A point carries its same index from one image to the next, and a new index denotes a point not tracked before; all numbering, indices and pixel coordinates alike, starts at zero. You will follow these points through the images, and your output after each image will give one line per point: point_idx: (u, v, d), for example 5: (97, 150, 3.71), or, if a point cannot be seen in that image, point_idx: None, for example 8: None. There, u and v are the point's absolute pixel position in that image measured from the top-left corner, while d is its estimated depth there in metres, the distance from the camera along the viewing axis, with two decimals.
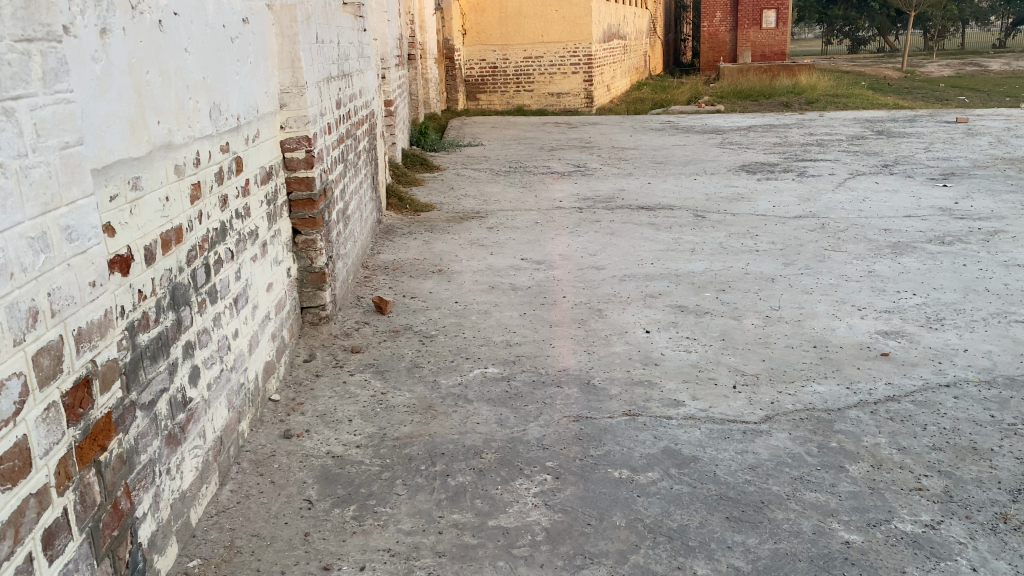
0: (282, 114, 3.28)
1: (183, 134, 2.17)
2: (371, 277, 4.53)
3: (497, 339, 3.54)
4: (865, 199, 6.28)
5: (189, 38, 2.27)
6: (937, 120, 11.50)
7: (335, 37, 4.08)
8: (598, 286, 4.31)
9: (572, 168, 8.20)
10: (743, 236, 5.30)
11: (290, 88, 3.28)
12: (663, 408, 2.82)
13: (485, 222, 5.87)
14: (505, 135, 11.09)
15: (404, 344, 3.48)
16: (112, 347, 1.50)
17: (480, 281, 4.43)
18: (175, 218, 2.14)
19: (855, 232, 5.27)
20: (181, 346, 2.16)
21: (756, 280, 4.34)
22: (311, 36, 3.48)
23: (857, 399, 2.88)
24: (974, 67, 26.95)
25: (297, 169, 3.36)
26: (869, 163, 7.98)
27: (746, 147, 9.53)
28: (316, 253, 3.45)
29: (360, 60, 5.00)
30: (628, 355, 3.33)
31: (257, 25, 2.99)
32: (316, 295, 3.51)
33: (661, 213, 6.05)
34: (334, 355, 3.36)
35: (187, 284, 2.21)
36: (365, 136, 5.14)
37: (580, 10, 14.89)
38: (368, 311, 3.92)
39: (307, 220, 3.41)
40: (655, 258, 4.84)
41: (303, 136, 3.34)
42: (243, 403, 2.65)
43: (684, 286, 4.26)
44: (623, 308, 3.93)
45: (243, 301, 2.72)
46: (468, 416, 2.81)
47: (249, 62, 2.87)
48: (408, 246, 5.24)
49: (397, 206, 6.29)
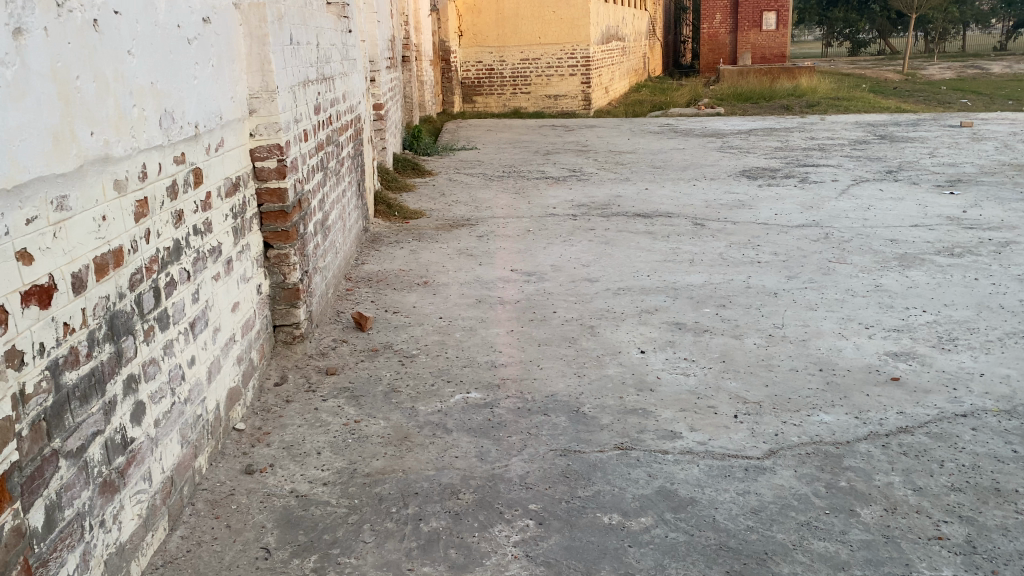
0: (251, 120, 3.07)
1: (123, 145, 1.96)
2: (353, 290, 4.31)
3: (482, 359, 3.32)
4: (870, 207, 6.07)
5: (135, 39, 2.07)
6: (941, 124, 11.29)
7: (314, 38, 3.87)
8: (591, 300, 4.10)
9: (568, 173, 8.00)
10: (744, 246, 5.09)
11: (260, 93, 3.06)
12: (658, 440, 2.61)
13: (475, 230, 5.66)
14: (501, 138, 10.89)
15: (382, 365, 3.27)
16: (4, 405, 1.45)
17: (467, 294, 4.21)
18: (114, 239, 1.93)
19: (860, 243, 5.06)
20: (121, 380, 1.95)
21: (757, 295, 4.13)
22: (284, 37, 3.27)
23: (868, 430, 2.66)
24: (975, 71, 26.78)
25: (268, 180, 3.14)
26: (872, 168, 7.76)
27: (747, 151, 9.32)
28: (289, 268, 3.25)
29: (344, 63, 4.78)
30: (621, 379, 3.11)
31: (220, 25, 2.78)
32: (290, 312, 3.30)
33: (659, 221, 5.84)
34: (307, 377, 3.15)
35: (130, 312, 2.00)
36: (349, 141, 4.93)
37: (578, 11, 14.69)
38: (348, 327, 3.71)
39: (279, 233, 3.20)
40: (651, 269, 4.63)
41: (275, 144, 3.12)
42: (200, 436, 2.43)
43: (681, 301, 4.05)
44: (617, 325, 3.72)
45: (202, 324, 2.50)
46: (447, 448, 2.59)
47: (211, 64, 2.66)
48: (394, 256, 5.03)
49: (385, 213, 6.07)
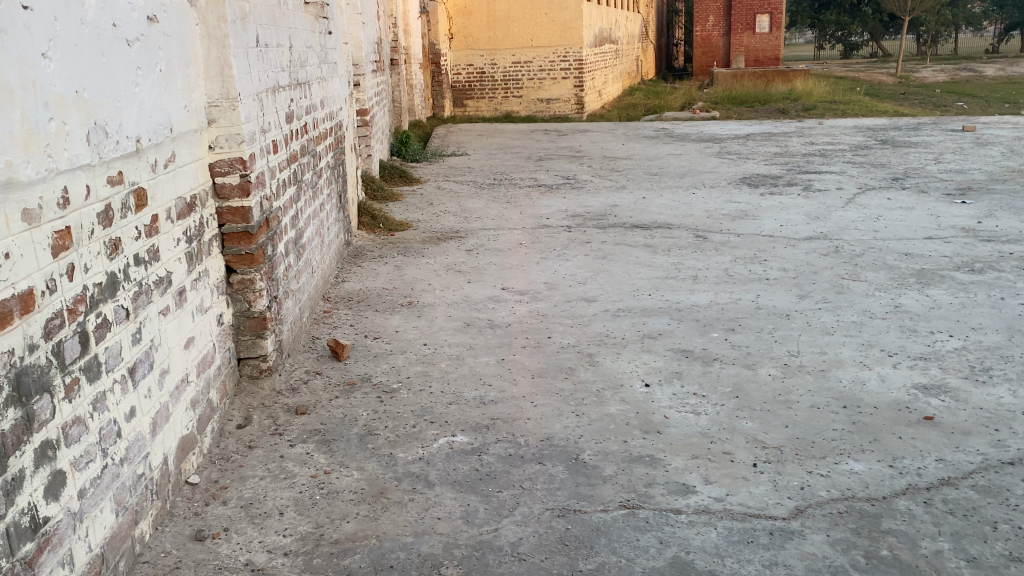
0: (210, 131, 2.75)
1: (33, 165, 1.64)
2: (331, 312, 3.98)
3: (470, 394, 3.00)
4: (879, 218, 5.77)
5: (52, 39, 1.74)
6: (943, 128, 11.03)
7: (286, 40, 3.54)
8: (588, 323, 3.78)
9: (562, 180, 7.68)
10: (750, 261, 4.78)
11: (220, 101, 2.73)
12: (669, 497, 2.29)
13: (464, 244, 5.33)
14: (492, 143, 10.58)
15: (358, 403, 2.94)
16: None
17: (455, 317, 3.89)
18: (22, 280, 1.61)
19: (873, 258, 4.76)
20: (32, 449, 1.62)
21: (768, 317, 3.82)
22: (250, 39, 2.94)
23: (905, 483, 2.35)
24: (969, 73, 26.64)
25: (230, 198, 2.82)
26: (878, 175, 7.47)
27: (745, 157, 9.02)
28: (255, 295, 2.92)
29: (322, 66, 4.45)
30: (625, 418, 2.79)
31: (170, 24, 2.45)
32: (256, 344, 2.97)
33: (658, 233, 5.53)
34: (274, 418, 2.83)
35: (44, 366, 1.68)
36: (329, 150, 4.61)
37: (570, 13, 14.40)
38: (322, 356, 3.38)
39: (243, 256, 2.88)
40: (653, 287, 4.32)
41: (237, 158, 2.79)
42: (142, 499, 2.11)
43: (687, 324, 3.74)
44: (617, 353, 3.40)
45: (144, 369, 2.18)
46: (428, 507, 2.27)
47: (158, 69, 2.33)
48: (377, 272, 4.70)
49: (369, 225, 5.74)
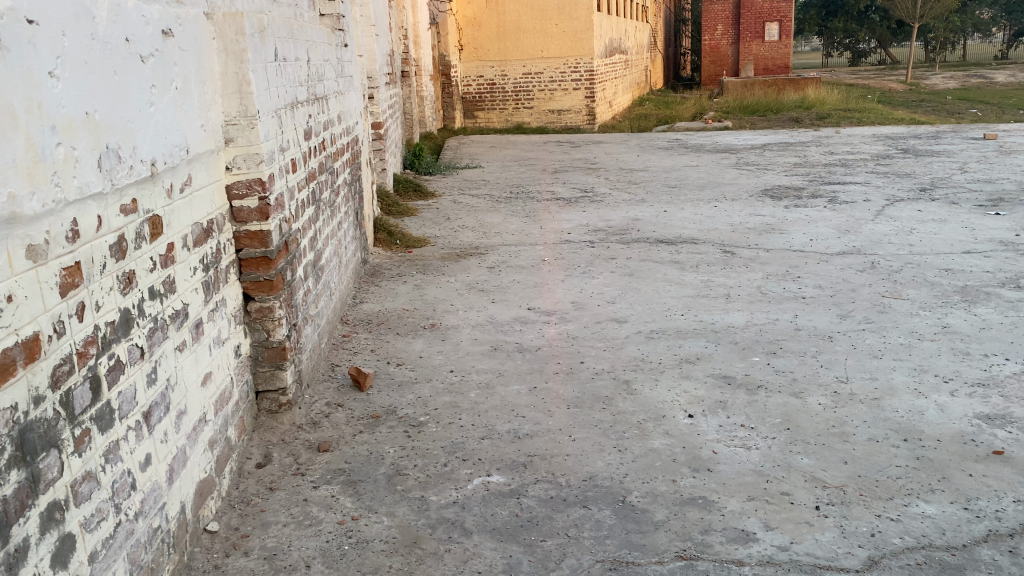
0: (228, 151, 2.59)
1: (39, 197, 1.47)
2: (350, 336, 3.81)
3: (503, 427, 2.83)
4: (912, 231, 5.58)
5: (60, 56, 1.57)
6: (964, 137, 10.82)
7: (303, 54, 3.39)
8: (622, 346, 3.60)
9: (579, 193, 7.52)
10: (783, 277, 4.60)
11: (238, 119, 2.57)
12: (728, 546, 2.12)
13: (484, 261, 5.16)
14: (505, 155, 10.43)
15: (383, 438, 2.77)
16: None
17: (480, 340, 3.71)
18: (26, 326, 1.44)
19: (912, 274, 4.57)
20: (39, 513, 1.45)
21: (811, 339, 3.64)
22: (268, 54, 2.78)
23: (985, 528, 2.16)
24: (982, 79, 26.44)
25: (248, 222, 2.66)
26: (904, 186, 7.27)
27: (765, 167, 8.84)
28: (274, 324, 2.75)
29: (339, 80, 4.30)
30: (671, 455, 2.61)
31: (186, 37, 2.29)
32: (275, 375, 2.80)
33: (684, 247, 5.35)
34: (296, 456, 2.65)
35: (51, 421, 1.51)
36: (346, 166, 4.45)
37: (581, 23, 14.26)
38: (344, 386, 3.21)
39: (261, 283, 2.71)
40: (685, 307, 4.14)
41: (256, 179, 2.63)
42: (158, 555, 1.93)
43: (725, 347, 3.56)
44: (655, 379, 3.22)
45: (160, 411, 2.00)
46: (468, 559, 2.10)
47: (174, 87, 2.17)
48: (396, 292, 4.53)
49: (386, 241, 5.58)
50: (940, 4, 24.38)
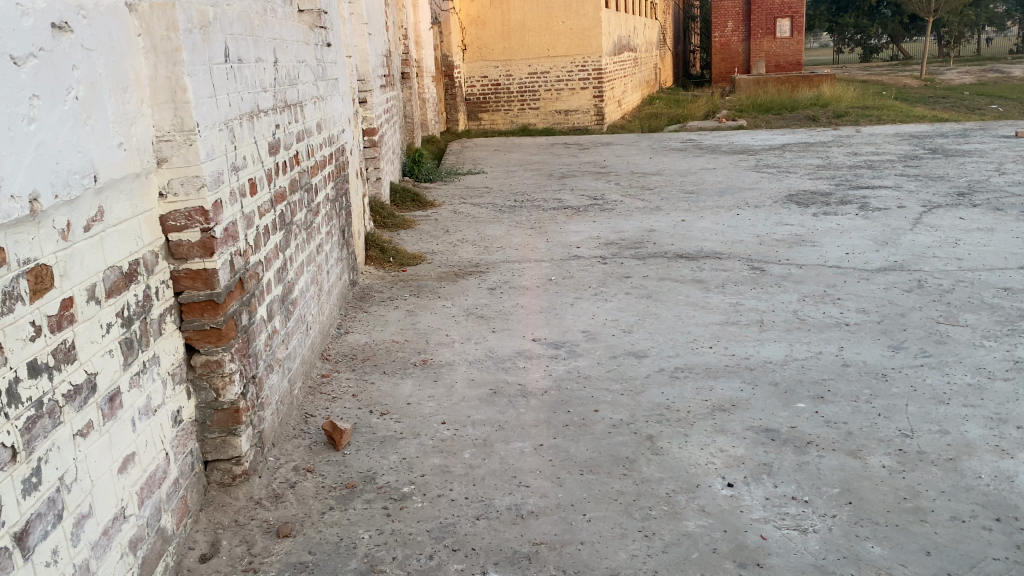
0: (161, 173, 2.11)
1: None
2: (330, 376, 3.33)
3: (505, 501, 2.34)
4: (958, 242, 5.06)
5: None
6: (995, 135, 10.26)
7: (269, 55, 2.90)
8: (642, 388, 3.11)
9: (589, 201, 7.02)
10: (820, 299, 4.10)
11: (172, 134, 2.09)
12: None
13: (486, 281, 4.68)
14: (511, 159, 9.94)
15: (357, 518, 2.28)
16: None
17: (479, 381, 3.23)
18: None
19: (967, 294, 4.06)
20: None
21: (861, 377, 3.15)
22: (215, 53, 2.30)
23: None
24: (999, 74, 25.79)
25: (189, 259, 2.17)
26: (940, 191, 6.74)
27: (786, 170, 8.32)
28: (224, 381, 2.28)
29: (319, 83, 3.82)
30: (710, 542, 2.13)
31: (94, 33, 1.81)
32: (227, 442, 2.32)
33: (707, 264, 4.86)
34: (249, 545, 2.17)
35: None
36: (329, 179, 3.97)
37: (589, 20, 13.76)
38: (317, 445, 2.72)
39: (207, 332, 2.23)
40: (713, 337, 3.64)
41: (197, 207, 2.15)
42: None
43: (763, 389, 3.07)
44: (684, 434, 2.73)
45: (46, 524, 1.52)
46: None
47: (72, 96, 1.69)
48: (386, 320, 4.05)
49: (378, 259, 5.10)
50: None
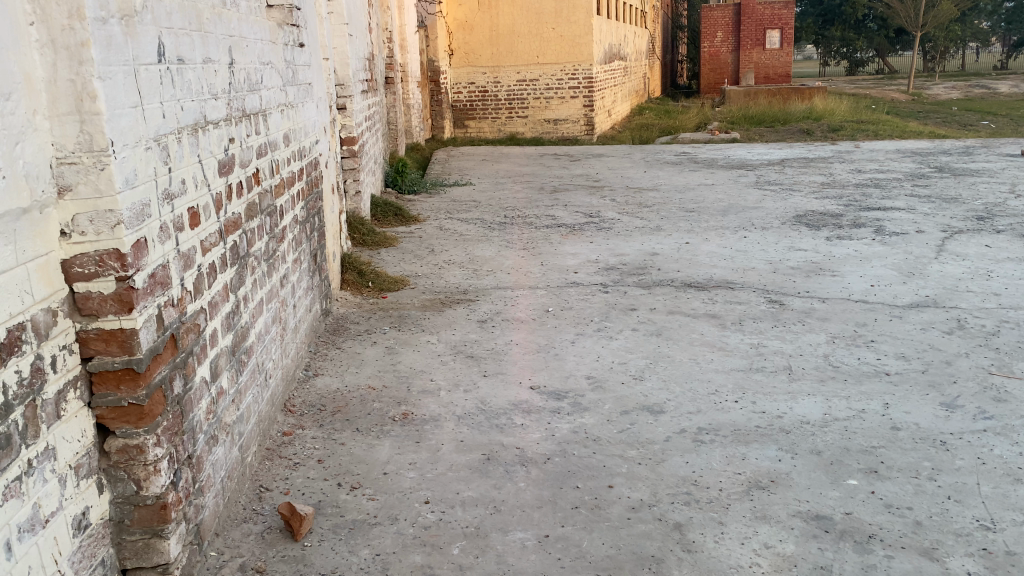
0: (64, 207, 1.61)
1: None
2: (293, 434, 2.82)
3: None
4: (991, 274, 4.63)
5: None
6: (999, 153, 9.90)
7: (223, 55, 2.41)
8: (662, 456, 2.63)
9: (584, 218, 6.55)
10: (852, 342, 3.64)
11: (78, 156, 1.59)
12: None
13: (475, 311, 4.19)
14: (500, 170, 9.44)
15: None
16: None
17: (470, 443, 2.73)
18: None
19: (1015, 338, 3.62)
20: None
21: (918, 444, 2.68)
22: (144, 51, 1.81)
23: None
24: (986, 89, 25.61)
25: (101, 316, 1.67)
26: (957, 214, 6.33)
27: (790, 188, 7.89)
28: (147, 471, 1.78)
29: (288, 88, 3.33)
30: None
31: None
32: (151, 545, 1.82)
33: (720, 295, 4.40)
34: None
35: None
36: (298, 198, 3.48)
37: (580, 27, 13.32)
38: (273, 533, 2.22)
39: (126, 410, 1.74)
40: (736, 388, 3.17)
41: (112, 251, 1.65)
42: None
43: (805, 459, 2.60)
44: (719, 522, 2.26)
45: None
46: None
47: None
48: (362, 359, 3.55)
49: (356, 283, 4.60)
50: (943, 13, 23.51)
